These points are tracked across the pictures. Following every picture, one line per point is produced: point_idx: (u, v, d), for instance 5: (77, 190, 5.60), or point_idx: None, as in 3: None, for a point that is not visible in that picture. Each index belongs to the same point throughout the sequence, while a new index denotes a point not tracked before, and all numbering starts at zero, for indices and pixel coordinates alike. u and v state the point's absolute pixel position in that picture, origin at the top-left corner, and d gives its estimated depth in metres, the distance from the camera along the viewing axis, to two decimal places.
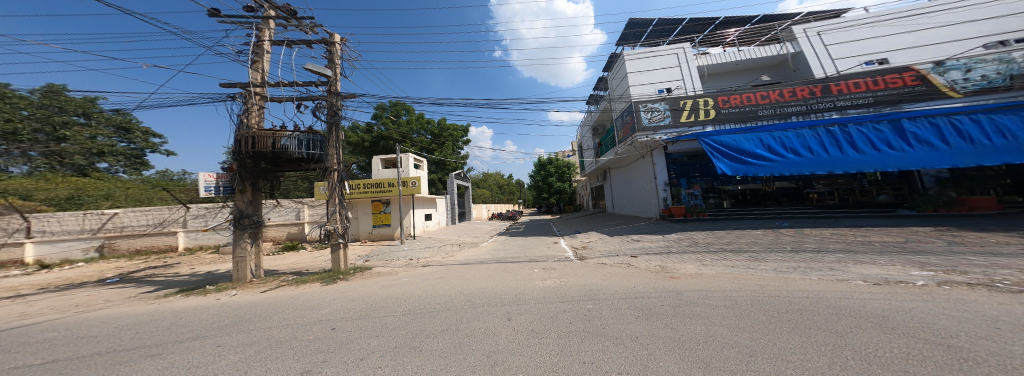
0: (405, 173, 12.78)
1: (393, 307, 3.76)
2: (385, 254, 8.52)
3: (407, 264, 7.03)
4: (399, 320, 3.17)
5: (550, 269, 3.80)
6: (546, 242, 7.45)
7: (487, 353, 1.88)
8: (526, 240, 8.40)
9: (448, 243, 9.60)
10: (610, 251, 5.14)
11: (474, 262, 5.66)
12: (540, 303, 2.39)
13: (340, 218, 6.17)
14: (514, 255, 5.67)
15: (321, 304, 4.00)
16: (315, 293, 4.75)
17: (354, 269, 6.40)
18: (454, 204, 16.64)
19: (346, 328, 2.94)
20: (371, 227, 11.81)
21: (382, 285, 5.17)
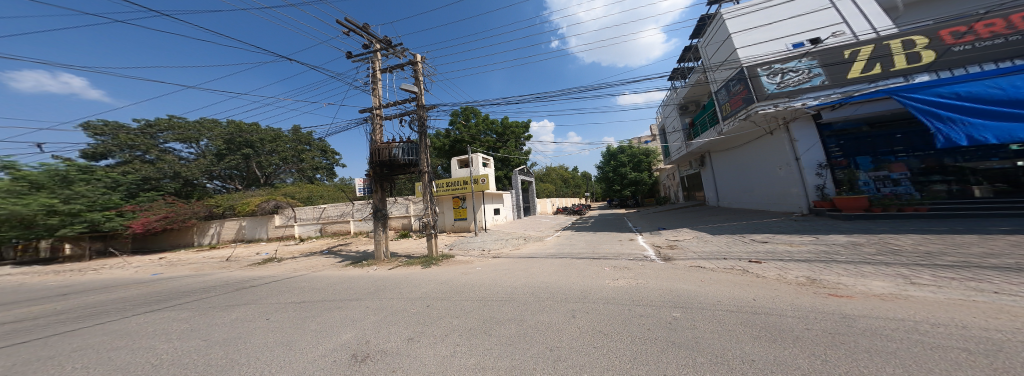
0: (476, 171, 13.72)
1: (465, 295, 3.92)
2: (464, 243, 9.42)
3: (481, 254, 7.53)
4: (470, 306, 3.34)
5: (623, 268, 3.55)
6: (618, 238, 7.01)
7: (549, 348, 1.83)
8: (595, 235, 8.11)
9: (515, 237, 9.84)
10: (705, 253, 4.48)
11: (539, 256, 5.65)
12: (610, 304, 2.21)
13: (427, 213, 7.47)
14: (581, 251, 5.47)
15: (421, 285, 4.67)
16: (399, 278, 5.38)
17: (443, 255, 7.64)
18: (520, 199, 17.11)
19: (439, 305, 3.37)
20: (452, 220, 13.04)
21: (462, 272, 5.66)
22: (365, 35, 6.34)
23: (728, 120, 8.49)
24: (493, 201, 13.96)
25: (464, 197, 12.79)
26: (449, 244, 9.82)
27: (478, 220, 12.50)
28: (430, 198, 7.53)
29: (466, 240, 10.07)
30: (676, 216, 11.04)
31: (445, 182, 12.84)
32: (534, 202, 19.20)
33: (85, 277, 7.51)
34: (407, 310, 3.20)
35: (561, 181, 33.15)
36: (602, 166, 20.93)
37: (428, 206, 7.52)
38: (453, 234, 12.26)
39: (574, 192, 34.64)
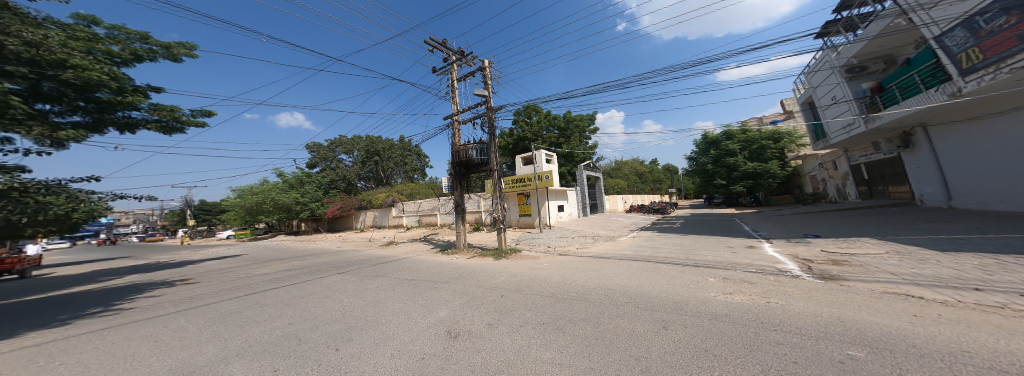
0: (539, 167, 13.77)
1: (534, 289, 3.94)
2: (529, 239, 9.56)
3: (547, 251, 7.50)
4: (537, 299, 3.43)
5: (730, 279, 3.02)
6: (713, 244, 5.98)
7: (636, 357, 1.63)
8: (681, 238, 7.15)
9: (582, 235, 9.46)
10: (846, 270, 3.42)
11: (611, 257, 5.31)
12: (716, 320, 1.84)
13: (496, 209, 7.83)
14: (663, 254, 4.92)
15: (494, 276, 4.94)
16: (471, 269, 5.89)
17: (512, 249, 7.88)
18: (587, 195, 16.55)
19: (512, 296, 3.55)
20: (518, 216, 13.39)
21: (529, 266, 5.81)
22: (443, 50, 7.31)
23: (979, 73, 5.47)
24: (557, 197, 13.79)
25: (527, 194, 13.01)
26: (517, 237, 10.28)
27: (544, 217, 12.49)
28: (498, 194, 7.83)
29: (532, 235, 10.40)
30: (845, 221, 8.17)
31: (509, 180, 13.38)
32: (603, 198, 18.28)
33: (295, 250, 12.05)
34: (483, 299, 3.56)
35: (633, 174, 30.85)
36: (693, 155, 18.60)
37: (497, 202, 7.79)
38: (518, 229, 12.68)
39: (651, 185, 31.64)
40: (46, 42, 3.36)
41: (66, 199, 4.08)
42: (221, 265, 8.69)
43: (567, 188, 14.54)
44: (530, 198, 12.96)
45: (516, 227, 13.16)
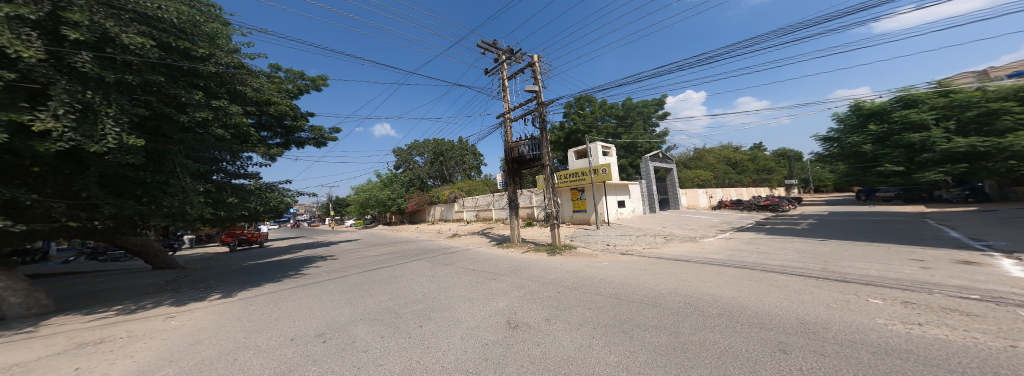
0: (595, 160, 13.09)
1: (600, 286, 3.76)
2: (585, 236, 9.15)
3: (605, 249, 7.06)
4: (592, 296, 3.34)
5: (898, 303, 2.28)
6: (829, 254, 4.75)
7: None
8: (782, 245, 5.91)
9: (646, 234, 8.63)
10: None
11: (684, 260, 4.74)
12: (860, 354, 1.36)
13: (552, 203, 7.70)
14: (752, 263, 4.16)
15: (551, 272, 4.89)
16: (529, 265, 5.98)
17: (565, 245, 7.71)
18: (652, 189, 15.01)
19: (571, 292, 3.47)
20: (571, 212, 12.94)
21: (588, 262, 5.62)
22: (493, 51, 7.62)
23: None
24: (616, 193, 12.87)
25: (582, 189, 12.50)
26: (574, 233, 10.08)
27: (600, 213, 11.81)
28: (554, 189, 7.64)
29: (587, 231, 10.09)
30: None
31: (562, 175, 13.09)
32: (676, 191, 16.28)
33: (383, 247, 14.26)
34: (543, 293, 3.57)
35: (722, 163, 26.72)
36: (835, 134, 12.91)
37: (551, 198, 7.66)
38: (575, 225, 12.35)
39: (752, 175, 26.92)
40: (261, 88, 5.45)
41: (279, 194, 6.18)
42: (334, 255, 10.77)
43: (626, 182, 13.44)
44: (584, 193, 12.38)
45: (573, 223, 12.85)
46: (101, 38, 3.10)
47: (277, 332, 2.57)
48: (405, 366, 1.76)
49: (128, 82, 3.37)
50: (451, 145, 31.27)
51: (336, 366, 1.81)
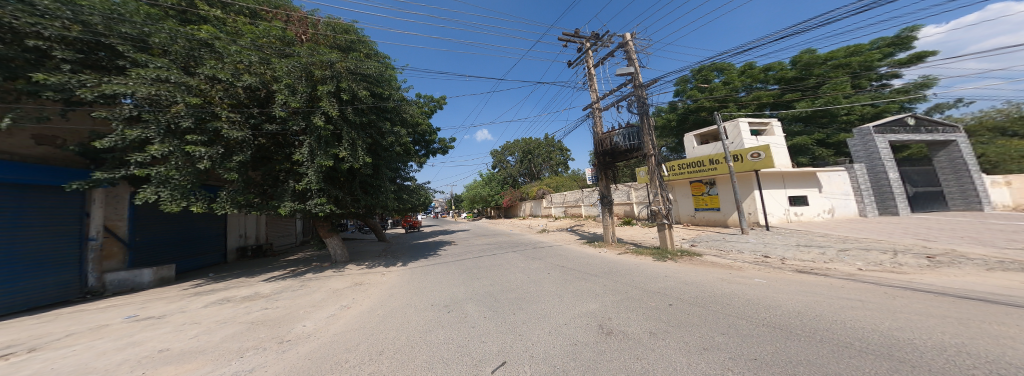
0: (732, 145, 13.09)
1: (758, 307, 3.62)
2: (716, 243, 9.66)
3: (754, 263, 6.83)
4: (726, 314, 3.45)
5: None
6: None
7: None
8: None
9: (831, 248, 7.44)
10: None
11: (869, 296, 3.86)
12: None
13: (663, 202, 9.44)
14: (968, 312, 3.01)
15: (674, 288, 5.16)
16: (654, 277, 6.23)
17: (679, 251, 8.87)
18: (888, 178, 12.23)
19: (680, 306, 3.99)
20: (693, 211, 13.97)
21: (725, 280, 5.42)
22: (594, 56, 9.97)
23: None
24: (801, 182, 11.90)
25: (711, 182, 12.92)
26: (712, 245, 9.38)
27: (746, 205, 11.74)
28: (660, 183, 9.42)
29: (732, 244, 9.16)
30: None
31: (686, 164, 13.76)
32: (976, 173, 12.14)
33: (512, 239, 16.90)
34: (647, 304, 4.35)
35: None
36: None
37: (658, 193, 9.48)
38: (722, 232, 11.22)
39: None
40: (411, 117, 10.21)
41: (417, 199, 12.14)
42: (478, 252, 13.47)
43: (819, 168, 12.15)
44: (716, 187, 12.81)
45: (713, 231, 11.55)
46: (351, 99, 8.01)
47: (436, 301, 6.23)
48: (501, 349, 3.11)
49: (362, 121, 8.32)
50: (538, 142, 32.07)
51: (467, 342, 3.52)
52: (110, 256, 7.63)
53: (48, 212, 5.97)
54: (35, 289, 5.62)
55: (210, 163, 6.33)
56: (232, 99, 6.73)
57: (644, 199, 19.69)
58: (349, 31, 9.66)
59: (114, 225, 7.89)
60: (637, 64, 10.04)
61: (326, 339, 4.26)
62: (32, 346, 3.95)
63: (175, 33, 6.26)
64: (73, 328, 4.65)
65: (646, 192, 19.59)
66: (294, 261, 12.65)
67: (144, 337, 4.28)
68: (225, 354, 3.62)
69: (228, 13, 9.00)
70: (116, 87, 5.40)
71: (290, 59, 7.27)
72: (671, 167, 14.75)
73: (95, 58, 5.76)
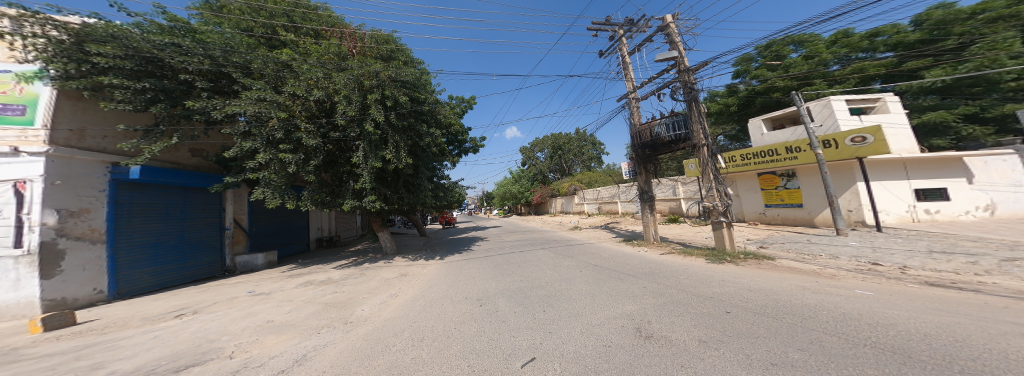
0: (817, 128, 11.18)
1: (846, 322, 3.10)
2: (790, 245, 8.51)
3: (837, 270, 5.86)
4: (808, 327, 2.98)
5: None
6: None
7: None
8: None
9: (943, 256, 6.06)
10: None
11: (956, 310, 3.29)
12: None
13: (720, 197, 8.65)
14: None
15: (732, 294, 4.73)
16: (708, 281, 5.73)
17: (742, 253, 8.06)
18: None
19: (738, 314, 3.68)
20: (763, 207, 12.55)
21: (806, 289, 4.76)
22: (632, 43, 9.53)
23: None
24: (938, 171, 9.91)
25: (790, 174, 11.40)
26: (784, 248, 8.31)
27: (842, 201, 9.98)
28: (719, 176, 8.66)
29: (814, 247, 7.98)
30: None
31: (756, 153, 12.20)
32: None
33: (545, 235, 16.94)
34: (696, 309, 4.08)
35: None
36: None
37: (715, 187, 8.76)
38: (808, 233, 9.68)
39: None
40: (448, 118, 10.77)
41: (453, 196, 12.95)
42: (510, 248, 13.90)
43: (969, 153, 10.03)
44: (796, 179, 11.23)
45: (794, 233, 10.05)
46: (395, 105, 8.88)
47: (469, 294, 6.63)
48: (531, 345, 3.28)
49: (403, 125, 9.26)
50: (568, 138, 32.44)
51: (499, 335, 3.80)
52: (236, 241, 9.98)
53: (198, 209, 8.74)
54: (195, 266, 8.42)
55: (295, 165, 8.08)
56: (306, 110, 8.17)
57: (694, 195, 18.04)
58: (389, 41, 10.74)
59: (236, 218, 10.05)
60: (682, 47, 9.24)
61: (378, 323, 5.05)
62: (196, 309, 6.12)
63: (265, 58, 7.84)
64: (216, 298, 6.84)
65: (696, 187, 17.94)
66: (354, 252, 14.40)
67: (256, 309, 6.14)
68: (306, 329, 4.93)
69: (298, 36, 10.53)
70: (234, 107, 7.23)
71: (345, 72, 8.43)
72: (733, 158, 13.28)
73: (219, 84, 7.75)
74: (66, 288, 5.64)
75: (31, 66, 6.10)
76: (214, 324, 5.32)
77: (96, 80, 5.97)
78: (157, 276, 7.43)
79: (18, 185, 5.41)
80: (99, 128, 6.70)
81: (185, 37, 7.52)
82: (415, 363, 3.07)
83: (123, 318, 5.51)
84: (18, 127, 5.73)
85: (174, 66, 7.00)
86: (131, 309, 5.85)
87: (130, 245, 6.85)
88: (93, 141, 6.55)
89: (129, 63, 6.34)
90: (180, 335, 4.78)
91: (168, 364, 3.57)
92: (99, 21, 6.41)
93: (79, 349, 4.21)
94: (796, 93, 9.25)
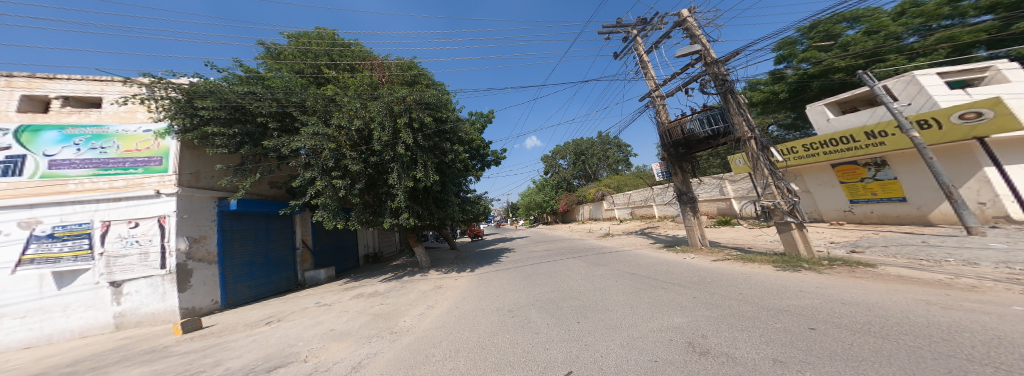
0: (903, 109, 8.76)
1: (953, 332, 2.65)
2: (885, 245, 7.12)
3: (961, 276, 4.74)
4: (938, 353, 2.17)
5: None
6: None
7: None
8: None
9: None
10: None
11: None
12: None
13: (781, 195, 7.52)
14: None
15: (814, 307, 4.03)
16: (779, 292, 5.00)
17: (823, 258, 6.78)
18: None
19: (828, 332, 3.01)
20: (848, 205, 10.06)
21: (930, 304, 3.64)
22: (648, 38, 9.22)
23: None
24: None
25: (879, 164, 9.04)
26: (885, 253, 6.66)
27: (967, 192, 7.71)
28: (776, 171, 7.52)
29: (934, 250, 6.24)
30: None
31: (823, 142, 9.84)
32: None
33: (575, 243, 16.48)
34: (767, 324, 3.51)
35: None
36: None
37: (773, 184, 7.62)
38: (924, 234, 7.54)
39: None
40: (470, 135, 11.24)
41: (480, 209, 13.30)
42: (539, 257, 13.78)
43: None
44: (889, 169, 8.88)
45: (902, 233, 7.92)
46: (422, 127, 9.58)
47: (501, 305, 6.66)
48: (566, 358, 3.18)
49: (428, 144, 9.91)
50: (589, 143, 32.81)
51: (533, 347, 3.75)
52: (304, 260, 11.28)
53: (278, 232, 10.20)
54: (278, 281, 9.81)
55: (344, 189, 8.97)
56: (349, 139, 9.00)
57: (746, 193, 16.21)
58: (411, 67, 11.72)
59: (304, 239, 11.51)
60: (704, 39, 8.71)
61: (420, 333, 5.30)
62: (281, 317, 7.02)
63: (315, 95, 8.81)
64: (293, 308, 7.74)
65: (748, 184, 16.07)
66: (396, 266, 15.36)
67: (322, 318, 6.83)
68: (361, 337, 5.37)
69: (337, 72, 11.88)
70: (296, 143, 8.30)
71: (377, 100, 9.20)
72: (793, 149, 10.96)
73: (284, 123, 8.90)
74: (194, 298, 7.09)
75: (160, 124, 7.77)
76: (293, 330, 6.08)
77: (204, 130, 7.51)
78: (253, 289, 8.83)
79: (161, 219, 6.81)
80: (208, 170, 8.23)
81: (256, 84, 9.10)
82: (456, 372, 3.17)
83: (232, 323, 6.62)
84: (156, 175, 7.32)
85: (252, 111, 8.34)
86: (236, 318, 6.96)
87: (235, 263, 8.32)
88: (206, 180, 8.14)
89: (223, 113, 7.85)
90: (269, 340, 5.57)
91: (263, 365, 4.30)
92: (201, 81, 8.00)
93: (202, 349, 5.26)
94: (865, 71, 7.43)
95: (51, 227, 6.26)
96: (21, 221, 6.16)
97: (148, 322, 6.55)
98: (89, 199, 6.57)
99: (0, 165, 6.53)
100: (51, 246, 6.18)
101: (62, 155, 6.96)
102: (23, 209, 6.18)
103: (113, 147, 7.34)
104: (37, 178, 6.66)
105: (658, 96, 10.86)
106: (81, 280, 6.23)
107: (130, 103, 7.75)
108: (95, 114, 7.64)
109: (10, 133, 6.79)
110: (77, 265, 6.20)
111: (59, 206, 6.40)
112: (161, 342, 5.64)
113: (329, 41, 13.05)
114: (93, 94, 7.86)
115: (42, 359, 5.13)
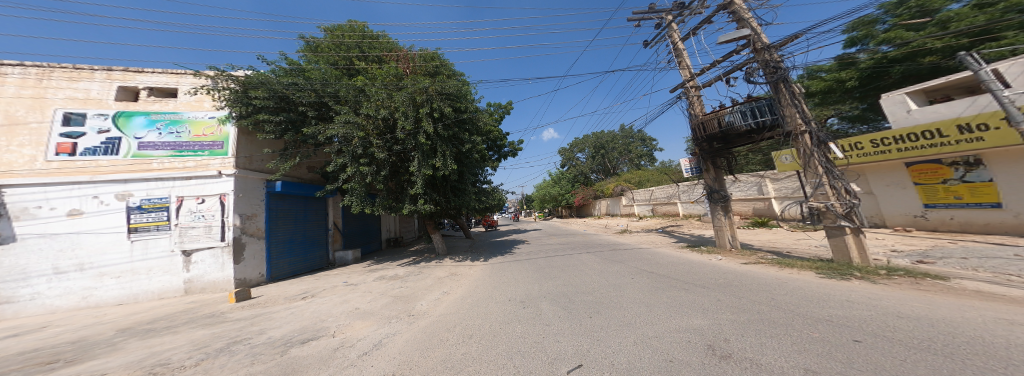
0: (1019, 98, 7.04)
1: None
2: (961, 258, 6.18)
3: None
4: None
5: None
6: None
7: None
8: None
9: None
10: None
11: None
12: None
13: (836, 196, 6.70)
14: None
15: (863, 318, 3.65)
16: (821, 301, 4.56)
17: (880, 268, 6.04)
18: None
19: (874, 345, 2.74)
20: (921, 210, 8.73)
21: (1014, 324, 3.13)
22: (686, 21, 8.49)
23: None
24: None
25: (967, 163, 7.67)
26: (958, 266, 5.79)
27: None
28: (834, 169, 6.68)
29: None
30: None
31: (899, 137, 8.46)
32: None
33: (592, 238, 16.23)
34: (802, 332, 3.24)
35: None
36: None
37: (827, 184, 6.81)
38: (1017, 247, 6.43)
39: None
40: (490, 126, 11.16)
41: (496, 199, 13.40)
42: (554, 250, 13.76)
43: None
44: (984, 169, 7.46)
45: (986, 245, 6.80)
46: (440, 116, 9.72)
47: (513, 296, 6.76)
48: (577, 351, 3.20)
49: (448, 134, 10.04)
50: (611, 135, 31.81)
51: (543, 339, 3.79)
52: (335, 239, 12.09)
53: (314, 214, 11.04)
54: (313, 258, 10.69)
55: (370, 176, 9.43)
56: (376, 128, 9.37)
57: (789, 193, 14.77)
58: (435, 58, 11.87)
59: (335, 221, 12.27)
60: (755, 22, 7.82)
61: (436, 317, 5.57)
62: (315, 293, 7.69)
63: (346, 86, 9.22)
64: (324, 286, 8.45)
65: (791, 183, 14.64)
66: (417, 251, 16.10)
67: (350, 296, 7.39)
68: (383, 318, 5.75)
69: (368, 63, 12.35)
70: (330, 131, 8.85)
71: (402, 91, 9.45)
72: (858, 145, 9.64)
73: (321, 112, 9.44)
74: (246, 271, 7.91)
75: (222, 111, 8.69)
76: (324, 306, 6.65)
77: (257, 118, 8.44)
78: (292, 265, 9.70)
79: (221, 197, 7.71)
80: (259, 154, 9.20)
81: (298, 75, 9.74)
82: (466, 358, 3.31)
83: (275, 296, 7.37)
84: (220, 157, 8.22)
85: (294, 101, 8.96)
86: (279, 291, 7.72)
87: (278, 241, 9.17)
88: (257, 164, 9.03)
89: (271, 102, 8.60)
90: (304, 313, 6.15)
91: (299, 336, 4.76)
92: (254, 73, 8.76)
93: (251, 317, 5.93)
94: (965, 52, 5.63)
95: (139, 200, 7.19)
96: (117, 194, 7.06)
97: (210, 288, 7.44)
98: (168, 177, 7.52)
99: (101, 146, 7.59)
100: (141, 216, 7.14)
101: (148, 138, 7.96)
102: (119, 183, 7.12)
103: (186, 132, 8.31)
104: (130, 157, 7.68)
105: (692, 85, 10.10)
106: (160, 248, 7.20)
107: (199, 93, 8.65)
108: (172, 102, 8.55)
109: (109, 118, 7.87)
110: (158, 234, 7.21)
111: (145, 182, 7.34)
112: (217, 308, 6.42)
113: (360, 33, 13.52)
114: (170, 86, 8.85)
115: (131, 315, 6.07)
